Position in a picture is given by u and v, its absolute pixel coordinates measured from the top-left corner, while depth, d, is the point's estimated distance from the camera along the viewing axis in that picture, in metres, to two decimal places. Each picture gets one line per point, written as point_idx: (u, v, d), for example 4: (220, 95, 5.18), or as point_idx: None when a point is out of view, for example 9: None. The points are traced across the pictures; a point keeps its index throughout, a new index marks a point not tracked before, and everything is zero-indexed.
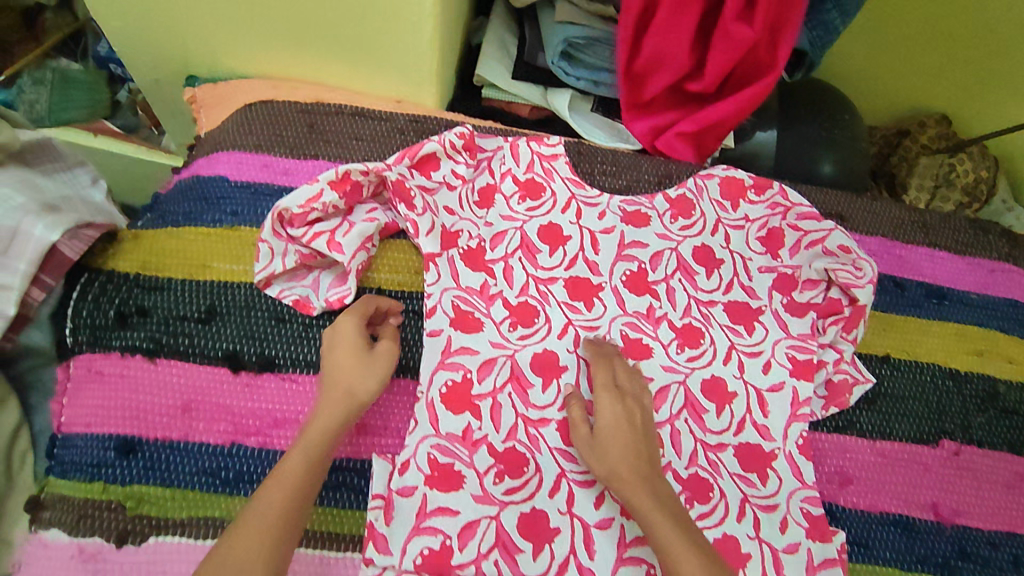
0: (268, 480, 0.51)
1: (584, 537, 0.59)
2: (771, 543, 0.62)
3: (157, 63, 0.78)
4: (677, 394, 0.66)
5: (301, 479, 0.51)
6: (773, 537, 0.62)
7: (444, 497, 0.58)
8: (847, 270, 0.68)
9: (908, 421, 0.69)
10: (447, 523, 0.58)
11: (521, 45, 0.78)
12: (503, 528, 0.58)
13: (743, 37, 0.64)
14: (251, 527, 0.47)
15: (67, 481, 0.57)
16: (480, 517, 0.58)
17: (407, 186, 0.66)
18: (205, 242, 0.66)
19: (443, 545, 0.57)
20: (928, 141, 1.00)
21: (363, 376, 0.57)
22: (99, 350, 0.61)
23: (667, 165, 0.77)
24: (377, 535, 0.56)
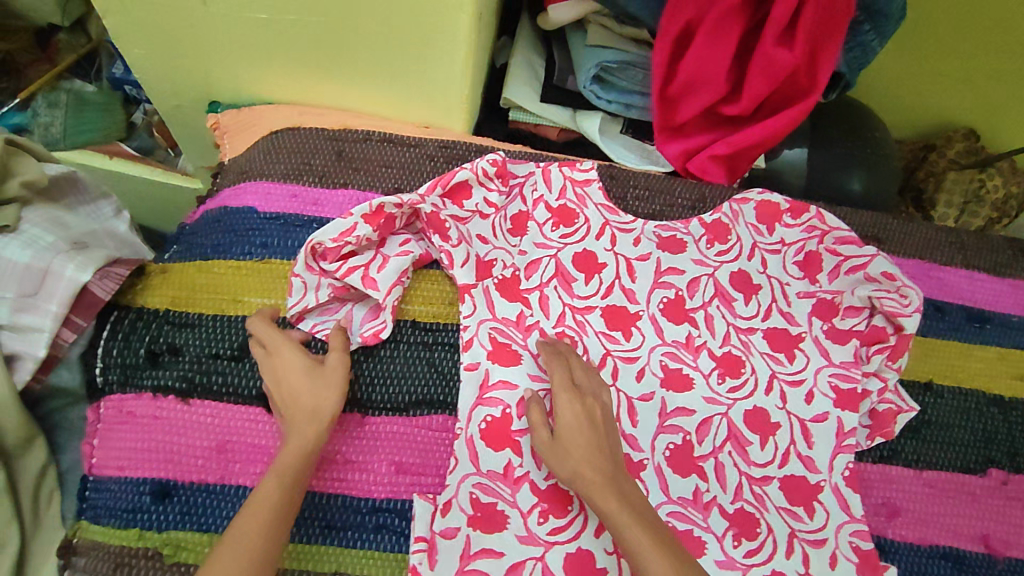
0: (245, 509, 0.50)
1: None
2: None
3: (178, 89, 0.76)
4: (719, 425, 0.65)
5: (277, 507, 0.50)
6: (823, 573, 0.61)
7: (489, 538, 0.57)
8: (891, 298, 0.66)
9: (954, 450, 0.68)
10: (493, 566, 0.56)
11: (550, 67, 0.77)
12: (549, 570, 0.56)
13: (784, 63, 0.64)
14: (227, 563, 0.47)
15: (100, 527, 0.56)
16: (526, 558, 0.57)
17: (441, 218, 0.65)
18: (236, 276, 0.64)
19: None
20: (955, 156, 0.99)
21: (323, 395, 0.56)
22: (130, 390, 0.59)
23: (700, 188, 0.75)
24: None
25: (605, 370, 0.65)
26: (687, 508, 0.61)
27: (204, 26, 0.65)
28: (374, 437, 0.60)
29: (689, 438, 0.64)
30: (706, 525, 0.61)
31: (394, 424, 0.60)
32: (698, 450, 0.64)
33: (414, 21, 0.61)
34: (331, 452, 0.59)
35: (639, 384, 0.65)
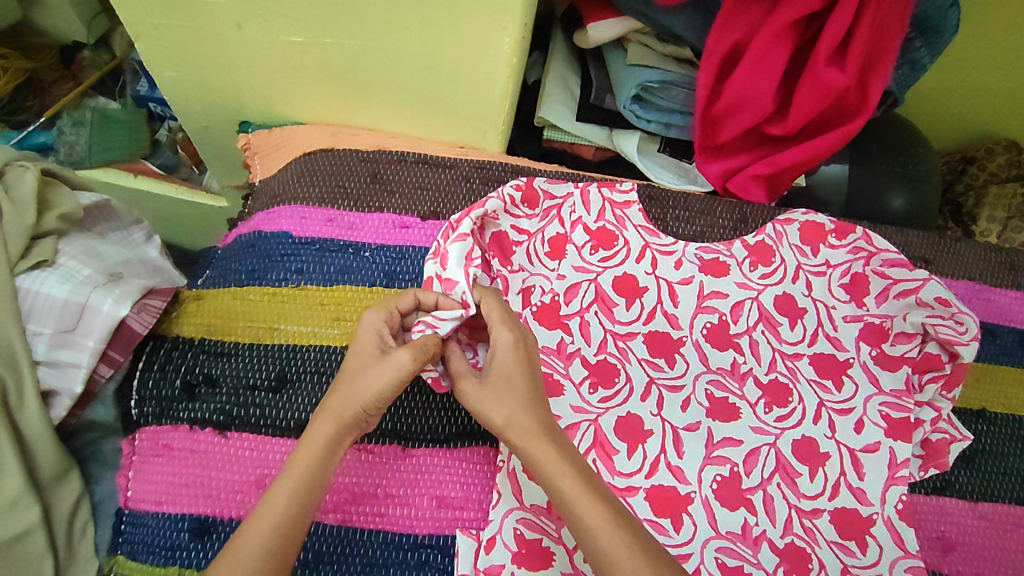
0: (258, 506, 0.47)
1: None
2: None
3: (211, 112, 0.75)
4: (767, 456, 0.63)
5: (289, 513, 0.46)
6: None
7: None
8: (947, 326, 0.64)
9: (1011, 481, 0.65)
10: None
11: (586, 86, 0.75)
12: None
13: (835, 83, 0.62)
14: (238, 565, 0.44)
15: (138, 563, 0.55)
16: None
17: (506, 242, 0.67)
18: (272, 304, 0.63)
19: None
20: (997, 169, 0.97)
21: (363, 386, 0.50)
22: (165, 422, 0.58)
23: (741, 207, 0.73)
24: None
25: (649, 399, 0.64)
26: (736, 543, 0.59)
27: (239, 51, 0.64)
28: (416, 470, 0.58)
29: (736, 469, 0.62)
30: (757, 561, 0.59)
31: (436, 457, 0.59)
32: (746, 482, 0.61)
33: (453, 43, 0.60)
34: (372, 486, 0.57)
35: (684, 413, 0.63)
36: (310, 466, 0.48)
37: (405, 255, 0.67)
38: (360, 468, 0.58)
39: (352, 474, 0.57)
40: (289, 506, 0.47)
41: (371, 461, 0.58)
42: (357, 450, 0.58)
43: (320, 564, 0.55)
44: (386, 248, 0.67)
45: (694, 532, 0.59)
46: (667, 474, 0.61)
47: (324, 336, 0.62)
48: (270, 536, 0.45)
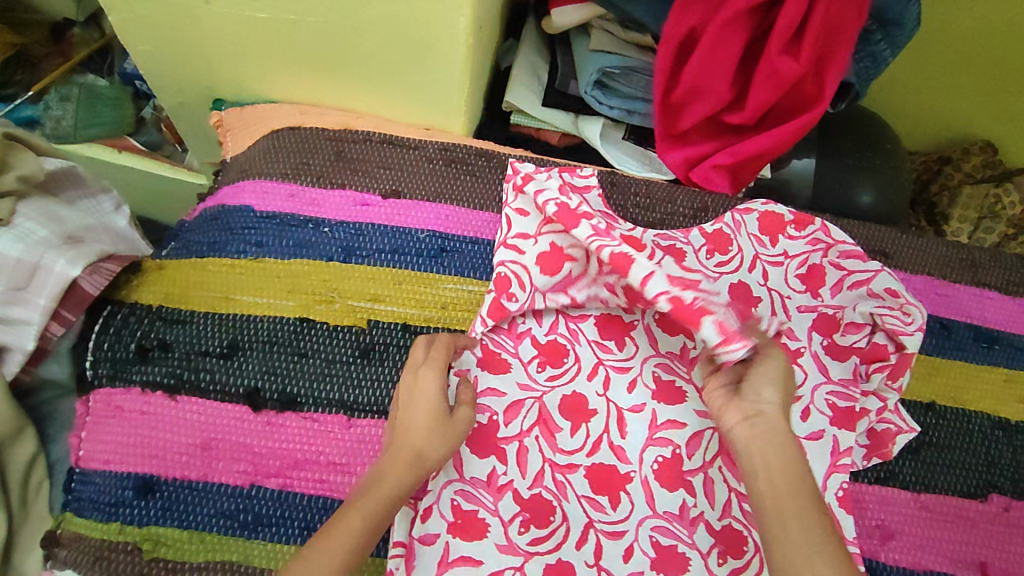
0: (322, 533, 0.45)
1: None
2: None
3: (184, 87, 0.77)
4: (711, 440, 0.63)
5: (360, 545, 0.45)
6: None
7: (467, 546, 0.56)
8: (894, 316, 0.65)
9: (956, 473, 0.65)
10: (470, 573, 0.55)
11: (552, 71, 0.77)
12: None
13: (788, 73, 0.63)
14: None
15: (83, 519, 0.55)
16: (505, 568, 0.56)
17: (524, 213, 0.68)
18: (229, 275, 0.65)
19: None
20: (971, 169, 0.97)
21: (434, 441, 0.51)
22: (119, 385, 0.59)
23: (702, 196, 0.75)
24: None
25: (596, 379, 0.64)
26: (672, 523, 0.59)
27: (207, 26, 0.65)
28: (359, 440, 0.59)
29: (678, 451, 0.62)
30: (691, 541, 0.59)
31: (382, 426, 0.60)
32: (687, 465, 0.62)
33: (412, 24, 0.61)
34: (315, 454, 0.58)
35: (630, 395, 0.64)
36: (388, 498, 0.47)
37: (363, 232, 0.68)
38: (303, 435, 0.59)
39: (294, 440, 0.59)
40: (361, 534, 0.45)
41: (314, 429, 0.59)
42: (300, 417, 0.59)
43: (259, 526, 0.56)
44: (345, 224, 0.68)
45: (631, 511, 0.59)
46: (609, 453, 0.62)
47: (279, 307, 0.64)
48: (344, 556, 0.43)
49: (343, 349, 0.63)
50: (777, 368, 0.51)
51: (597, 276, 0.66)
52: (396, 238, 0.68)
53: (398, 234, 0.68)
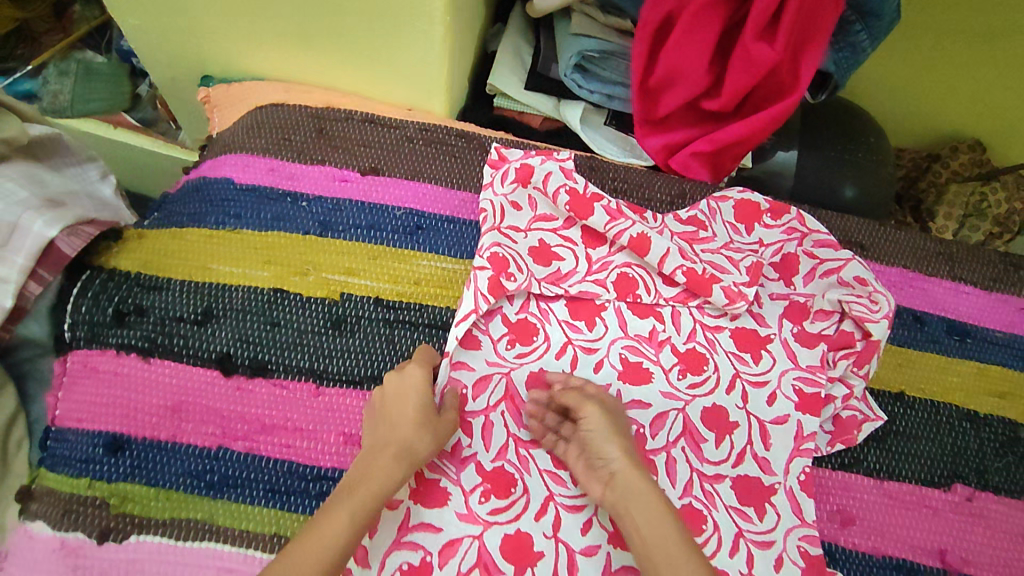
0: (313, 526, 0.49)
1: (567, 561, 0.57)
2: None
3: (174, 62, 0.79)
4: (675, 421, 0.64)
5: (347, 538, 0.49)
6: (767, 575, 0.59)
7: (428, 513, 0.57)
8: (861, 303, 0.65)
9: (920, 462, 0.65)
10: (428, 539, 0.56)
11: (535, 55, 0.78)
12: (485, 548, 0.56)
13: (763, 58, 0.63)
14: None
15: (55, 474, 0.57)
16: (462, 537, 0.57)
17: (513, 195, 0.70)
18: (206, 244, 0.66)
19: (423, 561, 0.55)
20: (959, 167, 0.97)
21: (422, 438, 0.55)
22: (95, 347, 0.60)
23: (681, 184, 0.75)
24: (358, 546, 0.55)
25: (564, 357, 0.65)
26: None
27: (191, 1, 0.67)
28: (326, 408, 0.60)
29: (642, 431, 0.63)
30: None
31: (350, 395, 0.61)
32: (650, 444, 0.63)
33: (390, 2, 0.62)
34: (283, 419, 0.60)
35: (597, 374, 0.65)
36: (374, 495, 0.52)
37: (341, 208, 0.69)
38: (272, 401, 0.60)
39: (263, 405, 0.60)
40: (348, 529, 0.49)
41: (283, 395, 0.60)
42: (270, 384, 0.61)
43: (226, 487, 0.57)
44: (323, 199, 0.69)
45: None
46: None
47: (253, 277, 0.65)
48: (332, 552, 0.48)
49: (315, 320, 0.64)
50: (603, 420, 0.58)
51: (586, 267, 0.69)
52: (372, 214, 0.69)
53: (374, 210, 0.69)
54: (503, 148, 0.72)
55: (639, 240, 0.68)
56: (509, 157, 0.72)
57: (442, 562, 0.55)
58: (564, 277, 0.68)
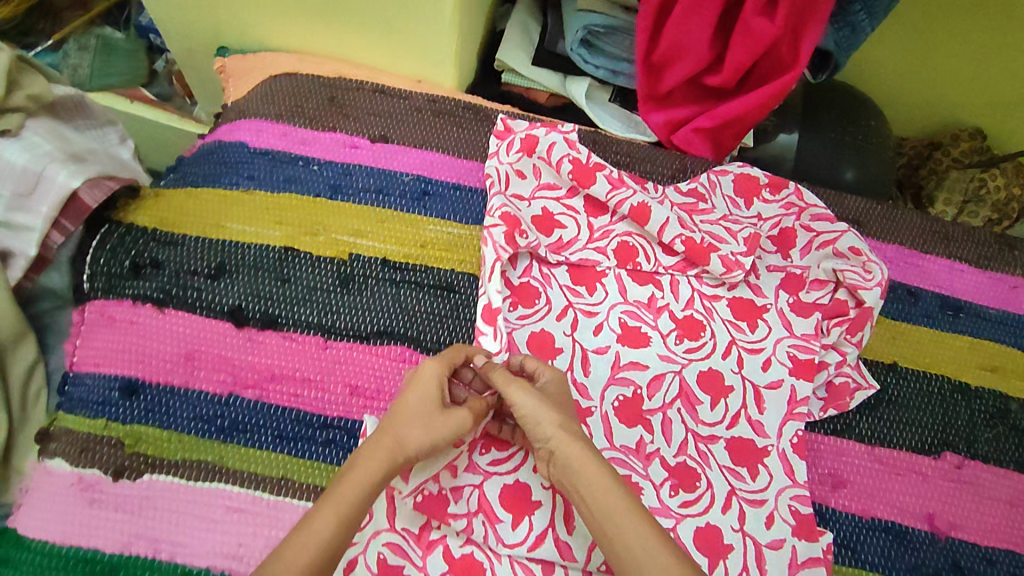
0: (294, 534, 0.45)
1: (564, 512, 0.59)
2: (754, 536, 0.60)
3: (192, 33, 0.81)
4: (671, 383, 0.65)
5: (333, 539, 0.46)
6: (757, 530, 0.60)
7: (446, 456, 0.59)
8: (855, 272, 0.67)
9: (911, 431, 0.66)
10: (444, 477, 0.59)
11: (543, 32, 0.81)
12: (485, 497, 0.59)
13: (764, 32, 0.65)
14: None
15: (73, 415, 0.59)
16: (466, 483, 0.59)
17: (520, 163, 0.72)
18: (221, 203, 0.68)
19: (440, 493, 0.58)
20: (959, 155, 0.98)
21: (421, 436, 0.53)
22: (112, 297, 0.63)
23: (682, 159, 0.77)
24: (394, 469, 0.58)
25: (564, 320, 0.67)
26: (628, 456, 0.62)
27: None
28: (333, 360, 0.62)
29: (639, 391, 0.65)
30: (645, 473, 0.61)
31: (357, 348, 0.63)
32: (648, 404, 0.64)
33: None
34: (291, 369, 0.62)
35: (596, 337, 0.67)
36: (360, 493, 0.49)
37: (350, 172, 0.71)
38: (281, 352, 0.62)
39: (273, 356, 0.62)
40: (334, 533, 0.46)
41: (293, 347, 0.63)
42: (281, 336, 0.63)
43: (235, 431, 0.59)
44: (333, 164, 0.72)
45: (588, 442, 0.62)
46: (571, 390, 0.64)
47: (265, 236, 0.67)
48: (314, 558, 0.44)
49: (324, 278, 0.66)
50: (529, 396, 0.54)
51: (589, 235, 0.70)
52: (380, 179, 0.71)
53: (383, 175, 0.72)
54: (509, 119, 0.74)
55: (639, 209, 0.70)
56: (515, 128, 0.74)
57: (455, 499, 0.58)
58: (566, 245, 0.70)
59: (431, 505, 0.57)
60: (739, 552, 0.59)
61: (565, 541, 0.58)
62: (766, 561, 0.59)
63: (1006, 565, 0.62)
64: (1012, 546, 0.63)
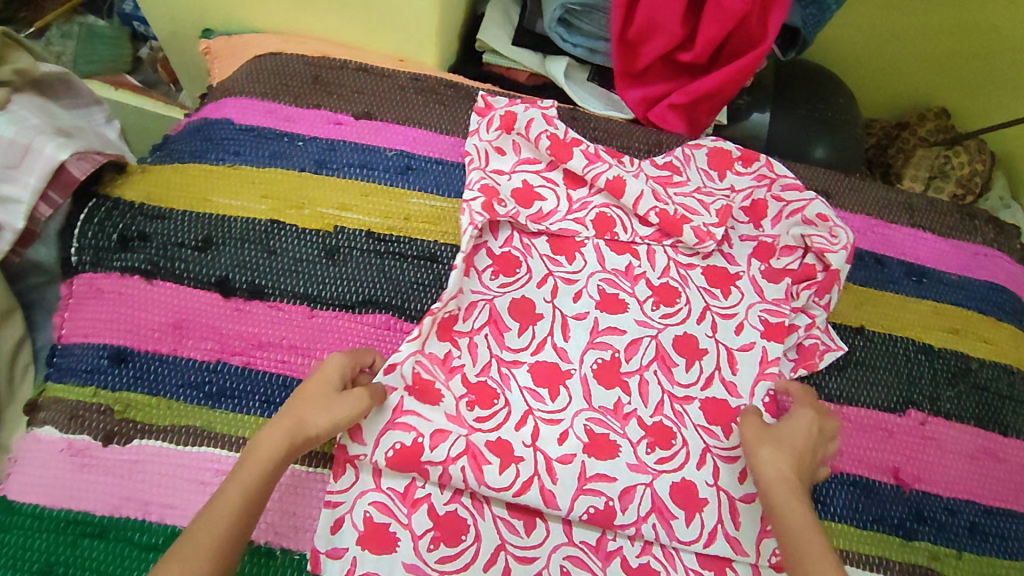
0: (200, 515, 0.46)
1: (546, 466, 0.61)
2: (728, 491, 0.62)
3: (176, 16, 0.82)
4: (648, 346, 0.68)
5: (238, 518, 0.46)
6: (730, 485, 0.62)
7: (421, 406, 0.61)
8: (822, 237, 0.71)
9: (877, 389, 0.69)
10: (420, 424, 0.60)
11: (523, 13, 0.83)
12: (473, 442, 0.60)
13: (734, 8, 0.68)
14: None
15: (62, 384, 0.60)
16: (451, 431, 0.61)
17: (502, 135, 0.74)
18: (207, 178, 0.70)
19: (416, 442, 0.59)
20: (926, 134, 1.02)
21: (317, 416, 0.53)
22: (100, 270, 0.64)
23: (658, 135, 0.79)
24: (353, 427, 0.60)
25: (545, 287, 0.69)
26: (606, 416, 0.64)
27: None
28: (319, 328, 0.64)
29: (616, 354, 0.67)
30: (623, 432, 0.63)
31: (343, 316, 0.65)
32: (626, 366, 0.66)
33: None
34: (278, 337, 0.63)
35: (575, 303, 0.69)
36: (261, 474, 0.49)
37: (335, 147, 0.73)
38: (269, 321, 0.64)
39: (261, 324, 0.64)
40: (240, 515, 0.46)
41: (279, 316, 0.64)
42: (267, 305, 0.64)
43: (223, 397, 0.61)
44: (318, 140, 0.73)
45: (568, 403, 0.64)
46: (552, 353, 0.66)
47: (251, 209, 0.69)
48: (216, 540, 0.44)
49: (310, 250, 0.67)
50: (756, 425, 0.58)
51: (569, 208, 0.72)
52: (364, 154, 0.73)
53: (367, 151, 0.73)
54: (489, 97, 0.76)
55: (616, 181, 0.72)
56: (495, 105, 0.75)
57: (432, 445, 0.59)
58: (546, 216, 0.72)
59: (405, 454, 0.59)
60: (714, 505, 0.61)
61: (551, 491, 0.60)
62: (739, 512, 0.61)
63: (965, 514, 0.66)
64: (972, 497, 0.67)
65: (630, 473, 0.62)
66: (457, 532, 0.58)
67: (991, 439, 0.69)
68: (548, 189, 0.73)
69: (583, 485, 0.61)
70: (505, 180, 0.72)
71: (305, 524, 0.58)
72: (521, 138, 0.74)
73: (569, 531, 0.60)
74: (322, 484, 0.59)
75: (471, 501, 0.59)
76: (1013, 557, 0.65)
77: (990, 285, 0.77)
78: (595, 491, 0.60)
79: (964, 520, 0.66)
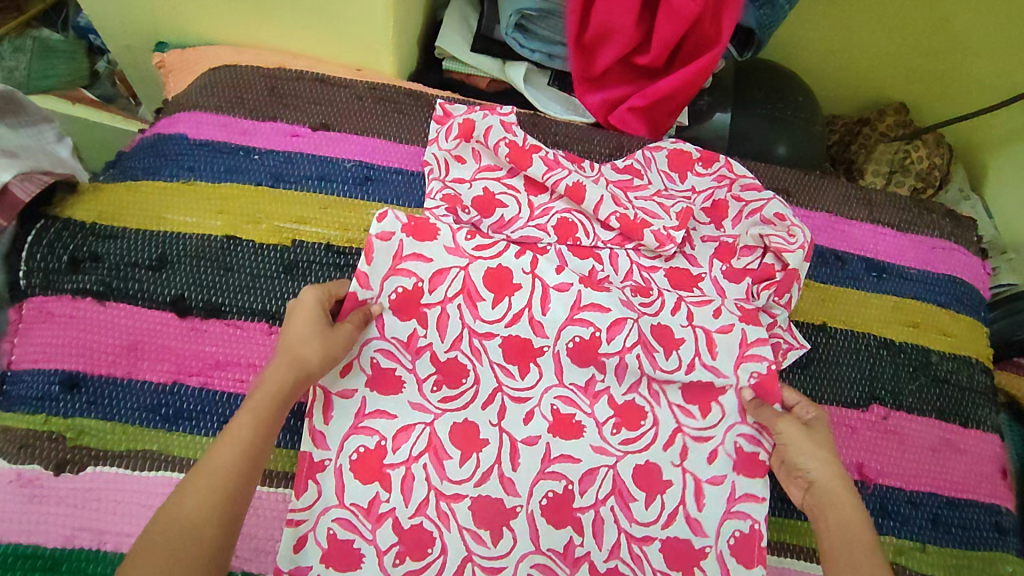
0: (215, 445, 0.47)
1: (510, 450, 0.62)
2: (694, 473, 0.63)
3: (128, 30, 0.80)
4: (631, 329, 0.66)
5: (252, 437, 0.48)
6: (698, 467, 0.63)
7: (384, 401, 0.62)
8: (780, 237, 0.70)
9: (839, 386, 0.70)
10: (384, 426, 0.61)
11: (480, 19, 0.83)
12: (435, 435, 0.61)
13: (686, 12, 0.68)
14: (201, 492, 0.44)
15: (12, 413, 0.59)
16: (415, 423, 0.62)
17: (467, 134, 0.73)
18: (160, 195, 0.68)
19: (378, 445, 0.60)
20: (886, 129, 1.03)
21: (315, 348, 0.54)
22: (51, 293, 0.62)
23: (619, 138, 0.80)
24: (316, 433, 0.60)
25: (522, 257, 0.68)
26: (576, 393, 0.65)
27: None
28: None
29: (598, 333, 0.66)
30: (590, 411, 0.64)
31: None
32: (604, 347, 0.66)
33: None
34: (236, 356, 0.62)
35: (558, 275, 0.68)
36: (271, 402, 0.50)
37: (292, 160, 0.72)
38: (226, 339, 0.63)
39: (217, 343, 0.62)
40: (254, 434, 0.48)
41: (237, 334, 0.63)
42: (224, 324, 0.63)
43: (181, 420, 0.60)
44: (275, 153, 0.72)
45: (539, 379, 0.65)
46: (527, 326, 0.66)
47: (206, 226, 0.67)
48: (238, 463, 0.46)
49: (269, 265, 0.66)
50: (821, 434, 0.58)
51: (529, 216, 0.72)
52: (322, 166, 0.72)
53: (325, 162, 0.72)
54: (447, 104, 0.75)
55: (576, 187, 0.71)
56: (454, 112, 0.74)
57: (394, 447, 0.60)
58: (507, 223, 0.71)
59: (368, 460, 0.60)
60: (678, 487, 0.62)
61: (509, 477, 0.61)
62: (704, 495, 0.62)
63: (928, 506, 0.67)
64: (934, 489, 0.68)
65: (594, 455, 0.62)
66: (423, 546, 0.58)
67: (951, 430, 0.70)
68: (507, 198, 0.72)
69: (546, 466, 0.62)
70: (465, 188, 0.72)
71: (266, 546, 0.58)
72: (478, 144, 0.73)
73: (536, 539, 0.60)
74: (283, 504, 0.60)
75: (436, 513, 0.59)
76: (974, 546, 0.66)
77: (949, 278, 0.78)
78: (556, 476, 0.62)
79: (927, 513, 0.67)
